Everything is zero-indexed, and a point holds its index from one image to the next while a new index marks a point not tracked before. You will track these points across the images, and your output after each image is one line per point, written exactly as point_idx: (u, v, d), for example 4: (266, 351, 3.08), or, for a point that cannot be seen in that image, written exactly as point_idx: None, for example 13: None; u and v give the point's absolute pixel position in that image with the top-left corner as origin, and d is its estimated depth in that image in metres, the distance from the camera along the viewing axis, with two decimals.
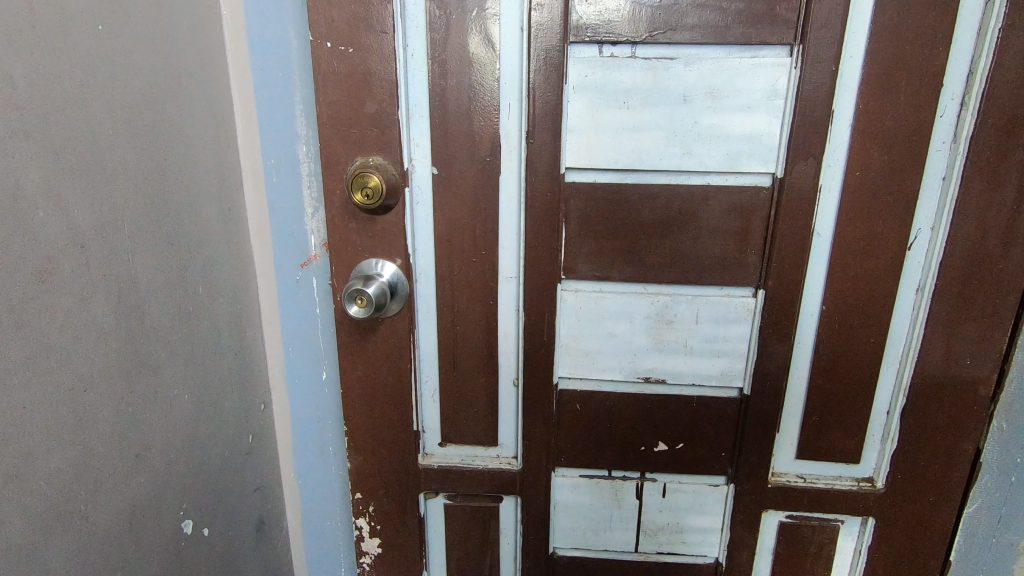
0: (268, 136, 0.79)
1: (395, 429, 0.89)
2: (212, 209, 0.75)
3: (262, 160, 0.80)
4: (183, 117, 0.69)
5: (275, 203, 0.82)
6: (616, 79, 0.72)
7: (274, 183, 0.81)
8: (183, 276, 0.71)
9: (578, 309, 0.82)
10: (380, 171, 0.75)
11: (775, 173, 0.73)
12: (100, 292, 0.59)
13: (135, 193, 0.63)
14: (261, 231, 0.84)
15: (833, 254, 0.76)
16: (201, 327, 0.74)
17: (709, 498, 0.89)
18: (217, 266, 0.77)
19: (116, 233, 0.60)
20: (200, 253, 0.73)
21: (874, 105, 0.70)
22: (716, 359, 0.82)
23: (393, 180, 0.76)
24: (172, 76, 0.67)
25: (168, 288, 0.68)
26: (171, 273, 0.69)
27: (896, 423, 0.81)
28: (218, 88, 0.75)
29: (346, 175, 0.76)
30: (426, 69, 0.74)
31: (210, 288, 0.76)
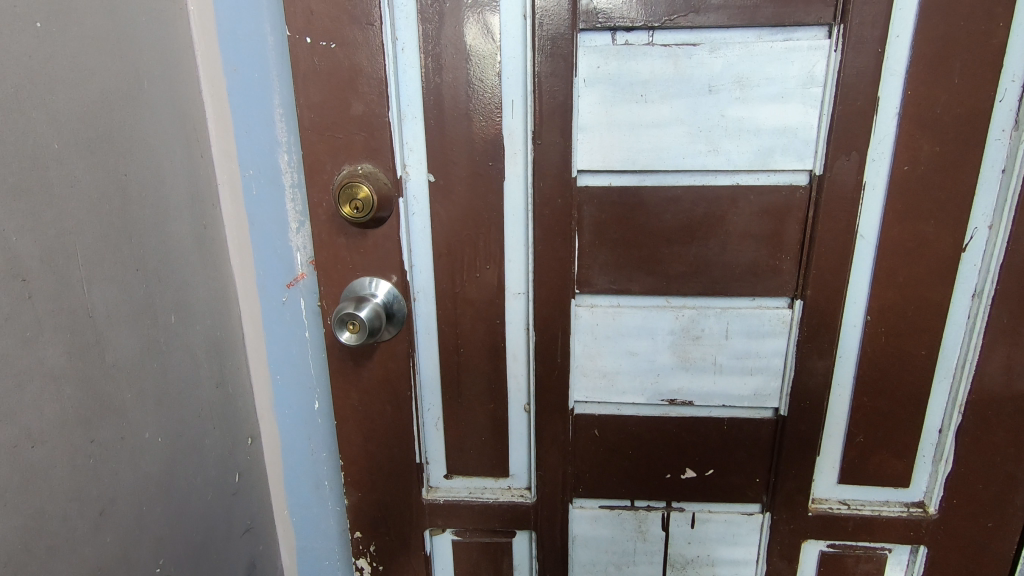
0: (245, 144, 0.71)
1: (395, 462, 0.81)
2: (184, 227, 0.67)
3: (240, 171, 0.72)
4: (146, 125, 0.61)
5: (257, 218, 0.74)
6: (632, 69, 0.64)
7: (254, 196, 0.73)
8: (152, 304, 0.63)
9: (594, 326, 0.74)
10: (371, 180, 0.67)
11: (813, 171, 0.65)
12: (51, 330, 0.51)
13: (90, 215, 0.55)
14: (241, 249, 0.75)
15: (878, 259, 0.68)
16: (174, 360, 0.66)
17: (743, 528, 0.81)
18: (192, 292, 0.69)
19: (68, 261, 0.52)
20: (171, 278, 0.65)
21: (925, 90, 0.62)
22: (748, 377, 0.74)
23: (386, 189, 0.68)
24: (131, 79, 0.59)
25: (134, 320, 0.60)
26: (137, 303, 0.61)
27: (950, 443, 0.73)
28: (186, 92, 0.67)
29: (333, 186, 0.68)
30: (418, 65, 0.66)
31: (184, 316, 0.68)
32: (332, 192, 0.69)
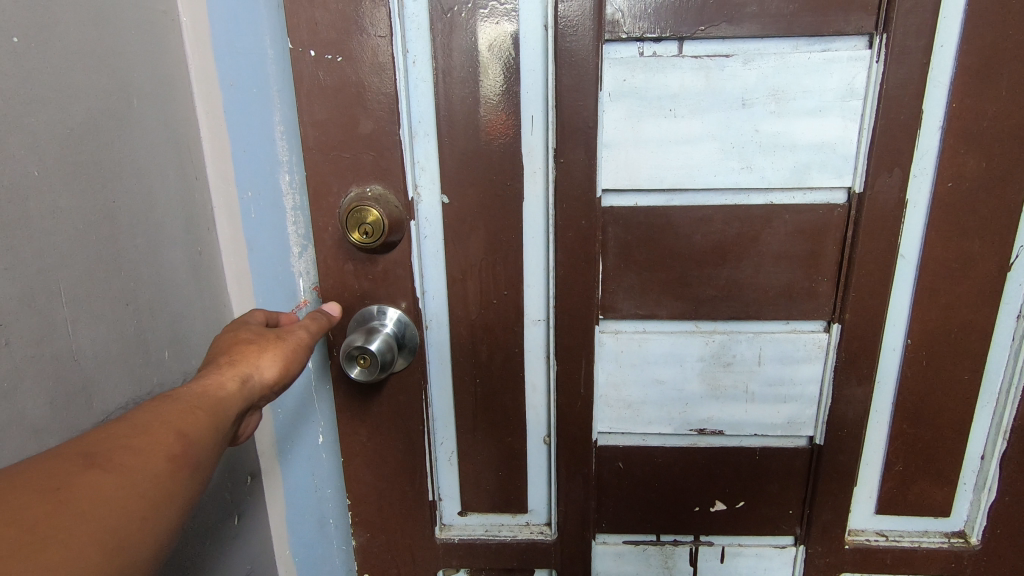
0: (243, 164, 0.66)
1: (407, 500, 0.76)
2: (178, 255, 0.62)
3: (237, 193, 0.67)
4: (136, 145, 0.56)
5: (256, 244, 0.69)
6: (661, 82, 0.60)
7: (253, 220, 0.68)
8: (144, 342, 0.57)
9: (619, 353, 0.69)
10: (382, 204, 0.62)
11: (851, 188, 0.62)
12: (32, 382, 0.45)
13: (76, 249, 0.49)
14: (239, 277, 0.70)
15: (920, 280, 0.64)
16: None
17: (775, 562, 0.77)
18: (188, 327, 0.63)
19: (48, 303, 0.46)
20: (165, 312, 0.60)
21: (970, 102, 0.58)
22: (782, 405, 0.70)
23: (397, 213, 0.63)
24: (118, 96, 0.54)
25: (124, 361, 0.54)
26: (128, 342, 0.55)
27: (993, 470, 0.70)
28: (178, 109, 0.62)
29: (340, 210, 0.63)
30: (431, 79, 0.62)
31: (179, 353, 0.62)
32: (339, 216, 0.64)
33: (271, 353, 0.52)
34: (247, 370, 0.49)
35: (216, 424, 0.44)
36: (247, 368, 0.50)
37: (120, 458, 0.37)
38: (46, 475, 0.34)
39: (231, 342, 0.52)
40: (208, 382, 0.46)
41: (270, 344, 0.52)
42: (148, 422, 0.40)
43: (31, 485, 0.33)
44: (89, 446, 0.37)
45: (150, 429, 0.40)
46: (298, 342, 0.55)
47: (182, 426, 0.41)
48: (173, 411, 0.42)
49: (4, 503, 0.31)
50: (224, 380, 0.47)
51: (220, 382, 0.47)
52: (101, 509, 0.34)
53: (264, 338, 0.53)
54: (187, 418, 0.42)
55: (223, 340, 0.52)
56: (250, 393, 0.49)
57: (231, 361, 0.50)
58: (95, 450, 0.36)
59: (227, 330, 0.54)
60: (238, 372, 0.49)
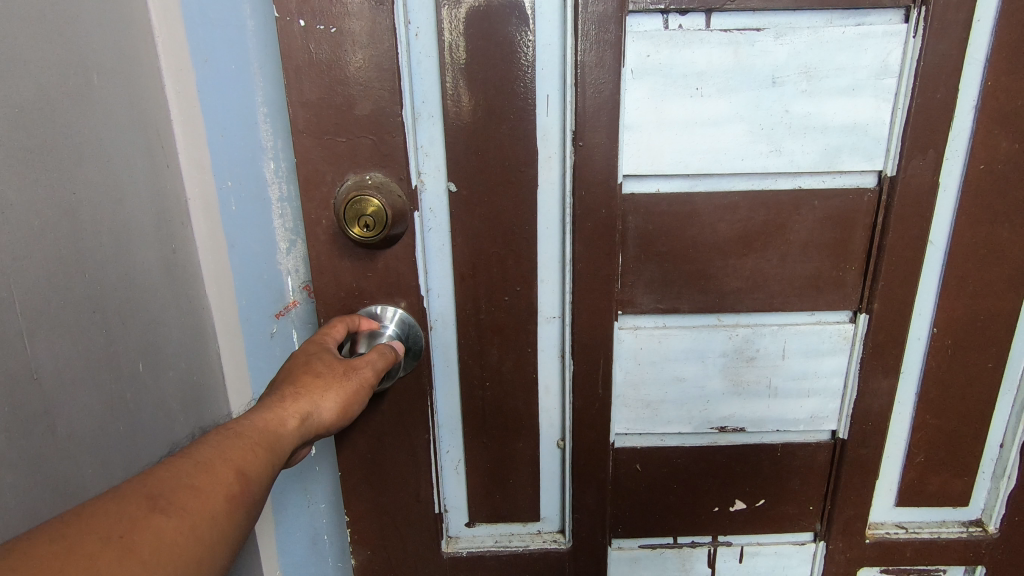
0: (221, 150, 0.59)
1: (411, 515, 0.70)
2: (150, 254, 0.54)
3: (213, 181, 0.59)
4: (97, 127, 0.48)
5: (237, 242, 0.62)
6: (687, 58, 0.56)
7: (233, 214, 0.61)
8: (115, 357, 0.49)
9: (638, 351, 0.65)
10: (383, 193, 0.56)
11: (883, 172, 0.59)
12: None
13: (31, 244, 0.41)
14: (217, 276, 0.62)
15: (949, 267, 0.62)
16: (148, 417, 0.53)
17: (795, 559, 0.75)
18: (165, 334, 0.56)
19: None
20: (138, 319, 0.52)
21: (1007, 81, 0.56)
22: (805, 399, 0.67)
23: (400, 202, 0.57)
24: (75, 69, 0.46)
25: (91, 374, 0.47)
26: (96, 354, 0.47)
27: (1013, 459, 0.69)
28: (144, 87, 0.54)
29: (337, 202, 0.57)
30: (436, 54, 0.56)
31: (155, 366, 0.54)
32: (335, 208, 0.57)
33: (334, 383, 0.50)
34: (309, 404, 0.48)
35: (272, 467, 0.44)
36: (310, 401, 0.48)
37: (179, 500, 0.37)
38: (110, 520, 0.34)
39: (301, 368, 0.50)
40: (271, 415, 0.45)
41: (335, 383, 0.50)
42: (210, 459, 0.40)
43: (97, 528, 0.34)
44: (154, 485, 0.37)
45: (209, 470, 0.40)
46: (365, 369, 0.52)
47: (240, 466, 0.41)
48: (230, 452, 0.41)
49: (70, 549, 0.32)
50: (286, 414, 0.46)
51: (283, 416, 0.46)
52: (161, 556, 0.35)
53: (332, 364, 0.51)
54: (246, 458, 0.42)
55: (294, 363, 0.51)
56: (312, 428, 0.48)
57: (296, 394, 0.48)
58: (159, 492, 0.37)
59: (301, 350, 0.53)
60: (302, 405, 0.47)
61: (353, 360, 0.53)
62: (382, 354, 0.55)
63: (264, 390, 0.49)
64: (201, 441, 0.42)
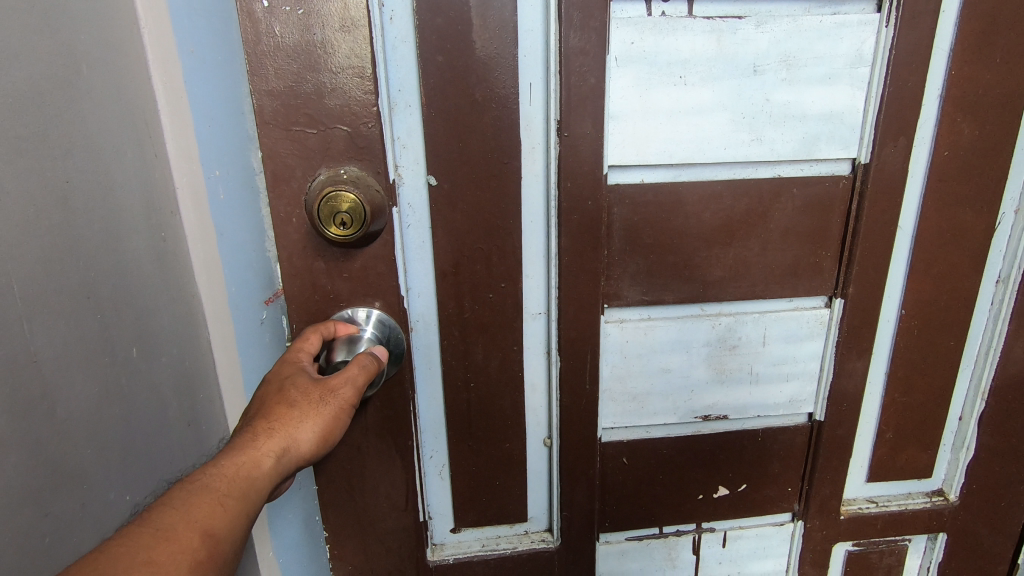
0: (206, 130, 0.47)
1: (395, 525, 0.67)
2: (153, 246, 0.44)
3: (203, 171, 0.47)
4: (84, 109, 0.39)
5: (227, 231, 0.50)
6: (671, 46, 0.55)
7: (223, 204, 0.49)
8: (110, 355, 0.41)
9: (624, 344, 0.64)
10: (358, 188, 0.53)
11: (857, 159, 0.60)
12: None
13: (25, 232, 0.35)
14: (206, 275, 0.49)
15: (917, 250, 0.64)
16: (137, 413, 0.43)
17: (775, 540, 0.77)
18: (163, 315, 0.46)
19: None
20: (138, 320, 0.43)
21: (969, 70, 0.58)
22: (785, 384, 0.69)
23: (377, 195, 0.53)
24: (50, 41, 0.36)
25: (76, 371, 0.39)
26: (95, 353, 0.40)
27: (971, 430, 0.73)
28: (129, 64, 0.42)
29: (308, 201, 0.53)
30: (413, 38, 0.52)
31: (154, 362, 0.45)
32: (306, 207, 0.53)
33: (311, 413, 0.47)
34: (285, 439, 0.45)
35: (247, 514, 0.42)
36: (286, 436, 0.46)
37: None
38: None
39: (275, 399, 0.48)
40: (243, 459, 0.43)
41: (311, 412, 0.47)
42: (175, 521, 0.38)
43: None
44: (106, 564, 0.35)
45: (173, 535, 0.38)
46: (346, 391, 0.49)
47: (208, 525, 0.39)
48: (197, 509, 0.40)
49: None
50: (260, 455, 0.44)
51: (257, 457, 0.44)
52: None
53: (309, 390, 0.48)
54: (214, 513, 0.40)
55: (268, 392, 0.48)
56: (289, 463, 0.46)
57: (270, 430, 0.45)
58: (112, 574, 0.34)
59: (275, 374, 0.50)
60: (277, 441, 0.45)
61: (331, 381, 0.50)
62: (363, 367, 0.52)
63: (238, 424, 0.47)
64: (167, 498, 0.40)
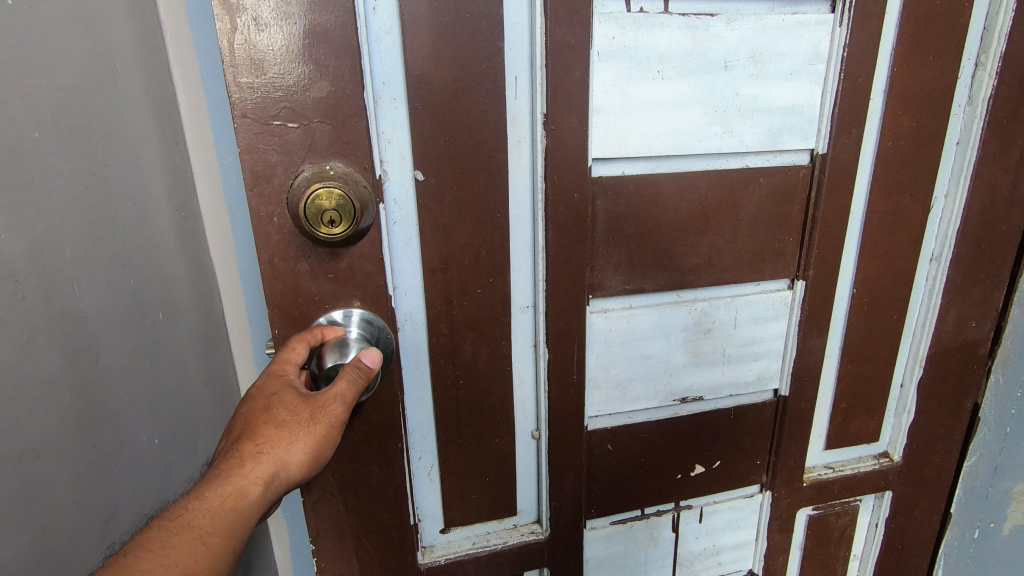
0: (222, 128, 0.60)
1: (386, 531, 0.66)
2: (168, 235, 0.56)
3: (217, 159, 0.60)
4: (118, 132, 0.50)
5: (237, 212, 0.63)
6: (650, 41, 0.56)
7: (234, 187, 0.61)
8: (141, 314, 0.52)
9: (608, 333, 0.66)
10: (340, 180, 0.50)
11: (815, 149, 0.64)
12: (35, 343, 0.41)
13: (73, 211, 0.44)
14: (221, 246, 0.63)
15: (866, 233, 0.70)
16: (164, 361, 0.55)
17: (745, 511, 0.82)
18: (179, 286, 0.58)
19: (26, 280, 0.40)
20: (160, 288, 0.54)
21: (909, 67, 0.64)
22: (754, 363, 0.73)
23: (364, 184, 0.51)
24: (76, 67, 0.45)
25: (123, 320, 0.50)
26: (128, 312, 0.50)
27: (911, 396, 0.80)
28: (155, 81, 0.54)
29: (292, 206, 0.50)
30: (398, 29, 0.51)
31: (176, 323, 0.57)
32: (291, 213, 0.51)
33: (300, 433, 0.47)
34: (273, 464, 0.45)
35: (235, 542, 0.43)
36: (274, 461, 0.46)
37: None
38: None
39: (263, 419, 0.47)
40: (229, 489, 0.44)
41: (298, 435, 0.47)
42: (160, 561, 0.40)
43: None
44: None
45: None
46: (335, 408, 0.48)
47: (193, 562, 0.41)
48: (183, 546, 0.41)
49: None
50: (247, 483, 0.44)
51: (245, 484, 0.44)
52: None
53: (298, 409, 0.48)
54: (199, 549, 0.42)
55: (256, 409, 0.48)
56: (279, 486, 0.46)
57: (257, 455, 0.45)
58: None
59: (263, 388, 0.49)
60: (266, 466, 0.45)
61: (319, 398, 0.49)
62: (352, 381, 0.50)
63: (229, 442, 0.47)
64: (156, 533, 0.41)
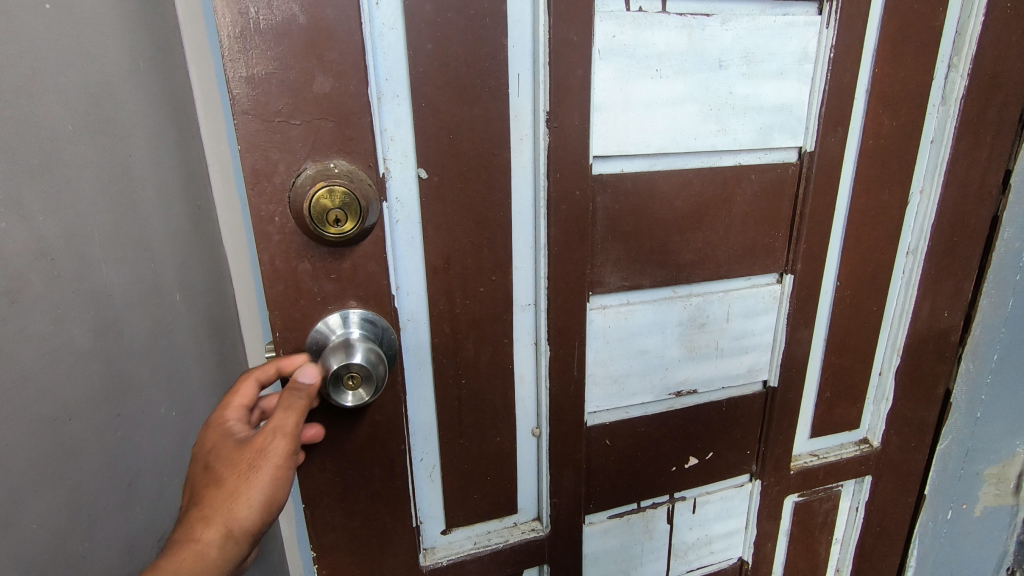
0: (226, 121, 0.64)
1: (388, 534, 0.65)
2: (163, 222, 0.59)
3: None
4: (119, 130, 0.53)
5: None
6: (648, 40, 0.57)
7: None
8: (163, 297, 0.59)
9: (607, 329, 0.66)
10: (339, 177, 0.49)
11: (803, 147, 0.66)
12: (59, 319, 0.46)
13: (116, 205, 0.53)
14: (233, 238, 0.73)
15: (849, 228, 0.72)
16: (184, 339, 0.63)
17: (736, 500, 0.84)
18: (197, 274, 0.65)
19: (39, 271, 0.44)
20: (177, 274, 0.62)
21: (889, 67, 0.66)
22: (745, 356, 0.75)
23: (365, 180, 0.50)
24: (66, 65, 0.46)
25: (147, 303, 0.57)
26: (153, 296, 0.58)
27: (889, 384, 0.83)
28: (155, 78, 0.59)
29: (295, 212, 0.49)
30: (401, 24, 0.50)
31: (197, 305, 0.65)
32: (296, 219, 0.50)
33: (244, 480, 0.46)
34: (223, 519, 0.45)
35: None
36: (222, 517, 0.45)
37: None
38: None
39: (204, 479, 0.46)
40: (183, 555, 0.43)
41: (239, 484, 0.46)
42: None
43: None
44: None
45: None
46: (276, 448, 0.47)
47: None
48: None
49: None
50: (201, 545, 0.44)
51: (201, 548, 0.44)
52: None
53: (236, 458, 0.47)
54: None
55: (197, 469, 0.47)
56: (239, 539, 0.45)
57: (204, 516, 0.45)
58: None
59: (202, 447, 0.49)
60: (216, 527, 0.44)
61: (256, 443, 0.47)
62: (291, 407, 0.48)
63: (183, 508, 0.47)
64: None
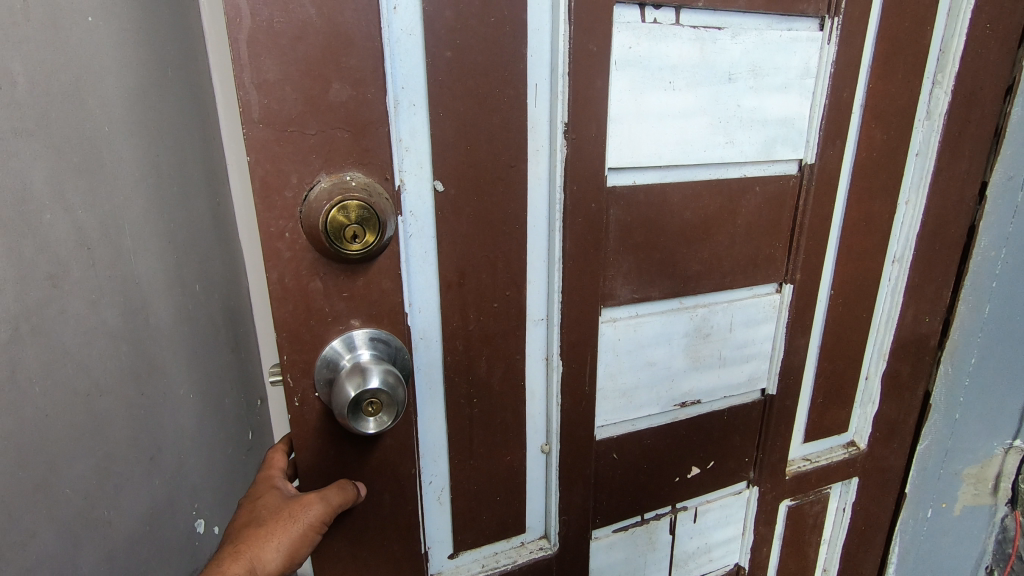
0: None
1: (396, 562, 0.62)
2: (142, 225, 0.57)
3: None
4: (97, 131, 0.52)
5: None
6: (663, 52, 0.57)
7: None
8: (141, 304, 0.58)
9: (617, 343, 0.66)
10: (347, 189, 0.46)
11: (804, 159, 0.68)
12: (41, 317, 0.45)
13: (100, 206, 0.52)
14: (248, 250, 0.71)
15: (844, 237, 0.74)
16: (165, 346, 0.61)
17: (734, 507, 0.84)
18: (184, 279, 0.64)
19: (75, 261, 0.50)
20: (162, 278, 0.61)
21: (883, 83, 0.68)
22: (745, 365, 0.75)
23: (376, 188, 0.47)
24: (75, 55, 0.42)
25: (122, 307, 0.55)
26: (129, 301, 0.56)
27: (876, 388, 0.86)
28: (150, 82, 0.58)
29: (311, 235, 0.46)
30: (420, 30, 0.48)
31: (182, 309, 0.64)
32: (313, 241, 0.47)
33: (279, 531, 0.49)
34: (251, 560, 0.48)
35: None
36: (251, 557, 0.48)
37: None
38: None
39: (248, 518, 0.50)
40: None
41: (276, 531, 0.49)
42: None
43: None
44: None
45: None
46: (314, 506, 0.50)
47: None
48: None
49: None
50: None
51: None
52: None
53: (279, 509, 0.50)
54: None
55: (243, 512, 0.51)
56: None
57: (235, 554, 0.48)
58: None
59: (254, 491, 0.53)
60: (243, 564, 0.47)
61: (300, 499, 0.51)
62: (340, 491, 0.53)
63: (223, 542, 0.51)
64: None
